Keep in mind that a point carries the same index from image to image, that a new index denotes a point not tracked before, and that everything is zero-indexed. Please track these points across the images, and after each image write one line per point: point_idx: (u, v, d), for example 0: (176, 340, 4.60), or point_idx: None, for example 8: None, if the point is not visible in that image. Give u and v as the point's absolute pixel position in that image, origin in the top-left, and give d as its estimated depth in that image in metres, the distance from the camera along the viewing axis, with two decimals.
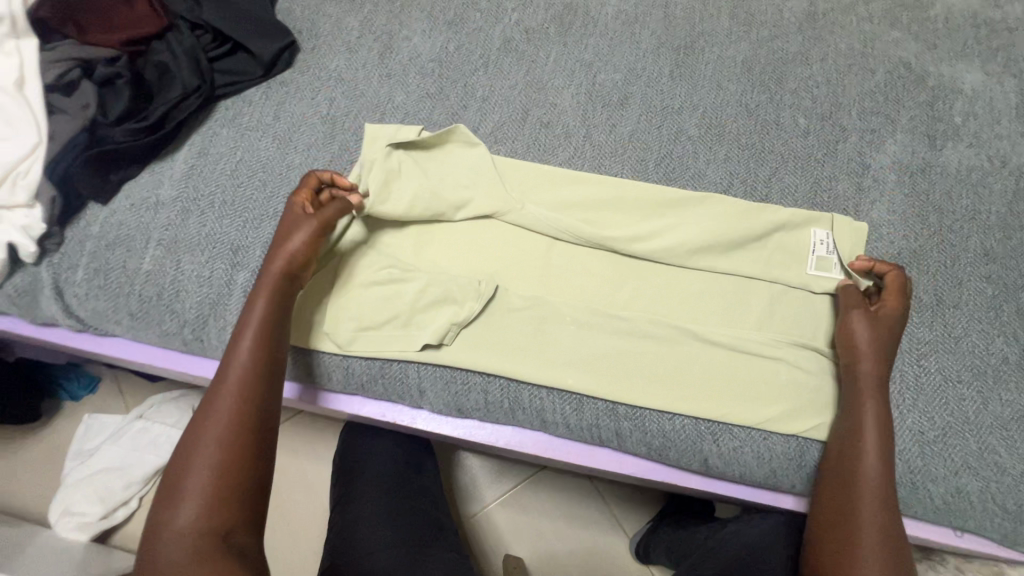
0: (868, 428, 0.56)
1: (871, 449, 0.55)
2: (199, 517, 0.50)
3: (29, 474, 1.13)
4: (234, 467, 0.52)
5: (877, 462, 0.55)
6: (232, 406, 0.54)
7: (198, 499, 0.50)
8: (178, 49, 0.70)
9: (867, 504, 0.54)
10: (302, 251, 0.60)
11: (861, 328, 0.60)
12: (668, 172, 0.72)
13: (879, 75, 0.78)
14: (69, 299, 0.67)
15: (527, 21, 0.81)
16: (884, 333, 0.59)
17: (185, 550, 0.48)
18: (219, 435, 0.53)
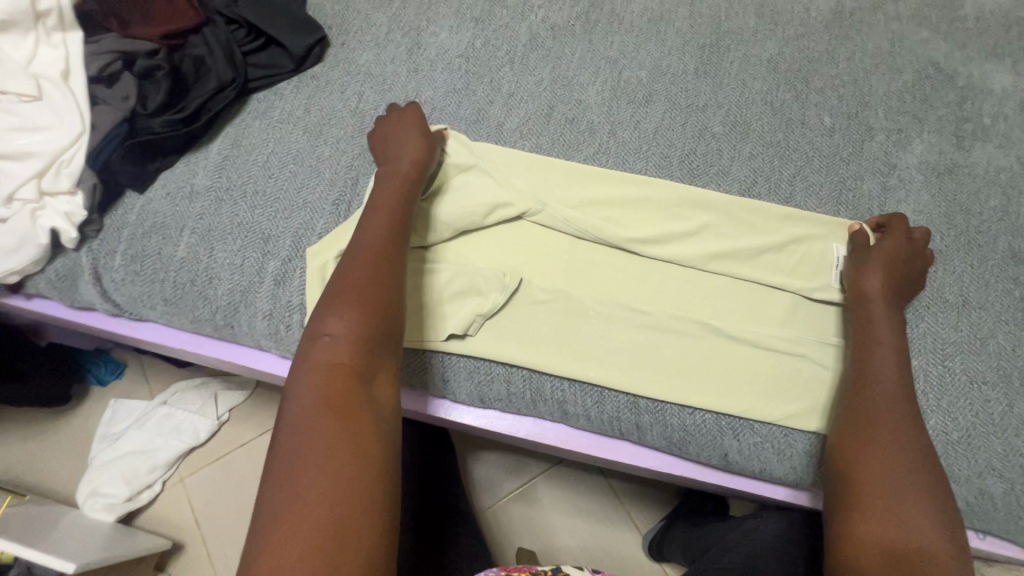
0: (885, 356, 0.57)
1: (891, 374, 0.56)
2: (344, 363, 0.50)
3: (57, 456, 1.17)
4: (374, 328, 0.53)
5: (898, 387, 0.55)
6: (374, 268, 0.56)
7: (344, 345, 0.51)
8: (212, 41, 0.72)
9: (894, 423, 0.53)
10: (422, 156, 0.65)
11: (876, 259, 0.62)
12: (692, 168, 0.72)
13: (907, 75, 0.78)
14: (106, 284, 0.69)
15: (553, 18, 0.82)
16: (892, 267, 0.61)
17: (327, 387, 0.48)
18: (360, 293, 0.54)
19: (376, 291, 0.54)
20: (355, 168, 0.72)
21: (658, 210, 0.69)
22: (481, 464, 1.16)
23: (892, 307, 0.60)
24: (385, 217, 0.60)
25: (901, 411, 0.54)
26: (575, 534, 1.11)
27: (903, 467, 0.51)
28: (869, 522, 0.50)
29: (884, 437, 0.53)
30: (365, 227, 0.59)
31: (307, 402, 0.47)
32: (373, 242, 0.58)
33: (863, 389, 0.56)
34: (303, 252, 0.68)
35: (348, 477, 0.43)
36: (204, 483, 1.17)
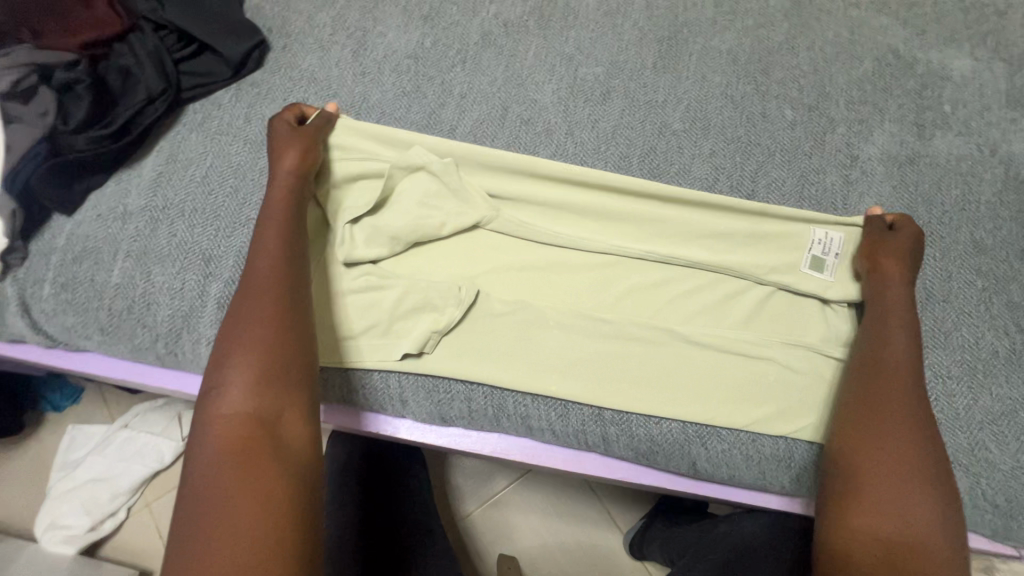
0: (899, 342, 0.56)
1: (909, 361, 0.55)
2: (248, 405, 0.49)
3: (13, 487, 1.12)
4: (275, 365, 0.51)
5: (907, 372, 0.55)
6: (272, 300, 0.54)
7: (244, 387, 0.50)
8: (141, 51, 0.67)
9: (899, 407, 0.53)
10: (298, 160, 0.61)
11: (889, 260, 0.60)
12: (653, 168, 0.70)
13: (867, 63, 0.76)
14: (36, 315, 0.65)
15: (505, 14, 0.78)
16: (907, 255, 0.60)
17: (231, 436, 0.48)
18: (258, 330, 0.52)
19: (277, 324, 0.53)
20: None
21: (619, 213, 0.66)
22: (458, 472, 1.14)
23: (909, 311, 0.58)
24: (280, 239, 0.57)
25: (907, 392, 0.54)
26: (558, 538, 1.09)
27: (898, 454, 0.51)
28: (862, 513, 0.50)
29: (888, 425, 0.53)
30: (261, 253, 0.56)
31: (211, 456, 0.47)
32: (271, 268, 0.55)
33: (876, 373, 0.55)
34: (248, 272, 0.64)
35: (250, 531, 0.44)
36: (172, 508, 1.12)
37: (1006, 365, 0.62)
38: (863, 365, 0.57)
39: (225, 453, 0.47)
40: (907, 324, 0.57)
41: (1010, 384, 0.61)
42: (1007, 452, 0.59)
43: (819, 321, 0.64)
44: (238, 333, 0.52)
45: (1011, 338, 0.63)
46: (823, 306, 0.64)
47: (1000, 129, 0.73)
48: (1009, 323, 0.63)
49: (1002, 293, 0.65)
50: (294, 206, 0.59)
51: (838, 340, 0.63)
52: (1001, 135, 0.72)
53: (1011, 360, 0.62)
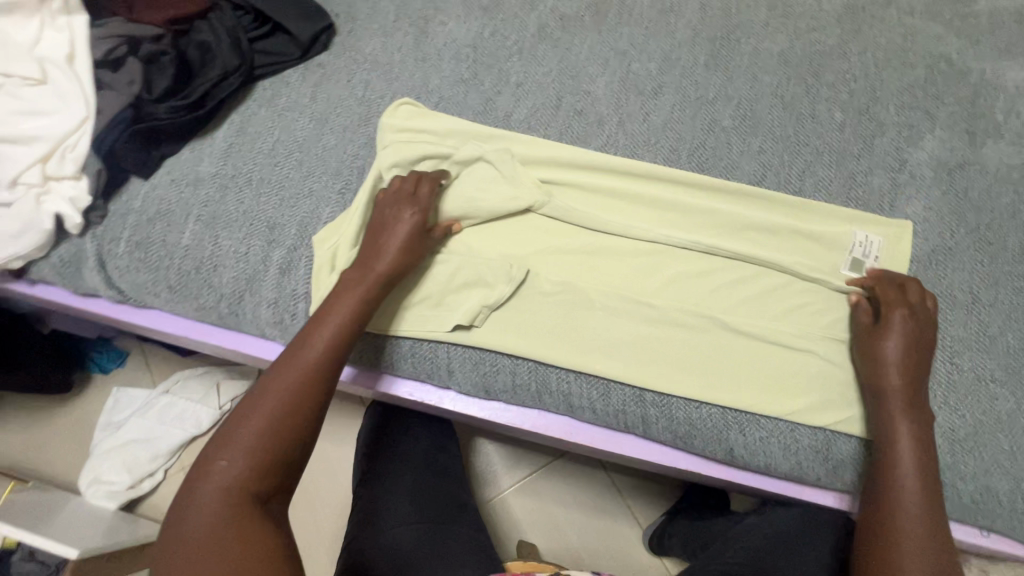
0: (901, 442, 0.55)
1: (912, 462, 0.54)
2: (245, 479, 0.51)
3: (59, 443, 1.17)
4: (280, 440, 0.53)
5: (921, 477, 0.54)
6: (299, 380, 0.55)
7: (246, 459, 0.51)
8: (220, 29, 0.71)
9: (909, 518, 0.52)
10: (399, 261, 0.61)
11: (898, 322, 0.59)
12: (701, 162, 0.72)
13: (919, 71, 0.77)
14: (110, 271, 0.69)
15: (561, 8, 0.81)
16: (912, 339, 0.58)
17: (225, 507, 0.49)
18: (277, 406, 0.54)
19: (297, 403, 0.55)
20: (362, 157, 0.72)
21: (667, 204, 0.68)
22: (483, 457, 1.16)
23: (917, 375, 0.57)
24: (339, 321, 0.59)
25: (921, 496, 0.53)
26: (578, 528, 1.11)
27: (923, 563, 0.50)
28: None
29: (903, 536, 0.52)
30: (307, 334, 0.58)
31: (203, 522, 0.48)
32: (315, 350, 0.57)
33: (886, 480, 0.55)
34: (309, 241, 0.68)
35: None
36: None
37: None
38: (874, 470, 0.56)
39: (215, 520, 0.48)
40: (908, 417, 0.56)
41: None
42: None
43: None
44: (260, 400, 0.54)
45: None
46: None
47: None
48: None
49: None
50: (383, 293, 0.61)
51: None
52: None
53: None
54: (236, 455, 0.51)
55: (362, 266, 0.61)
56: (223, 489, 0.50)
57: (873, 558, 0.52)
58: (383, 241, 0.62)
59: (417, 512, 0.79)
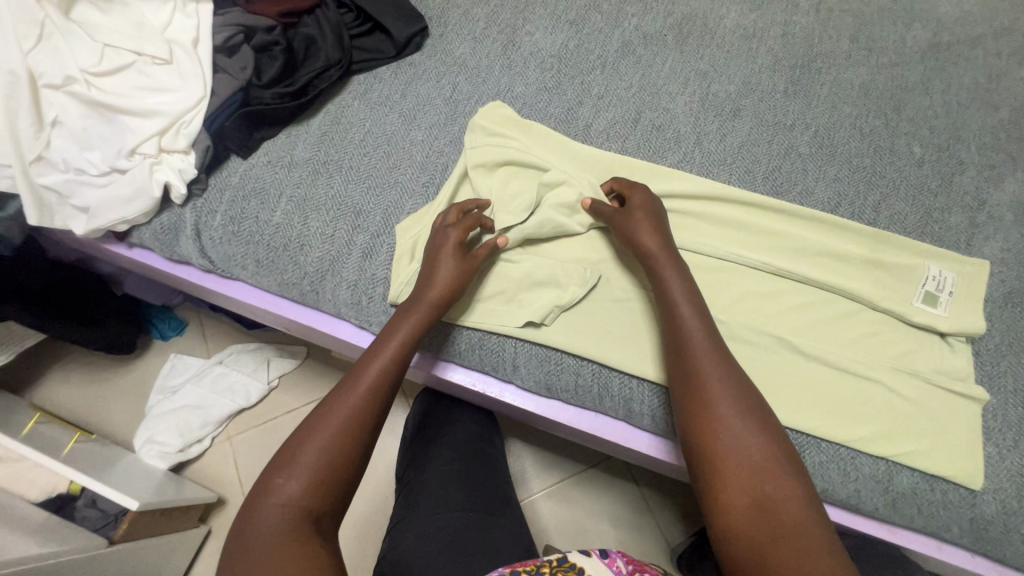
0: (686, 312, 0.59)
1: (703, 339, 0.57)
2: (304, 503, 0.51)
3: (117, 401, 1.23)
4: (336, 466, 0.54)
5: (709, 355, 0.56)
6: (358, 404, 0.57)
7: (305, 479, 0.52)
8: (325, 24, 0.76)
9: (713, 386, 0.55)
10: (456, 270, 0.63)
11: (640, 217, 0.64)
12: (776, 186, 0.73)
13: (1003, 113, 0.77)
14: (204, 241, 0.74)
15: (645, 27, 0.83)
16: (653, 219, 0.64)
17: (284, 530, 0.49)
18: (336, 433, 0.55)
19: (356, 429, 0.56)
20: (446, 154, 0.75)
21: (741, 225, 0.70)
22: (517, 458, 1.18)
23: (677, 265, 0.62)
24: (392, 351, 0.60)
25: (718, 367, 0.56)
26: (605, 539, 1.11)
27: (747, 421, 0.53)
28: (729, 478, 0.51)
29: (714, 398, 0.54)
30: (361, 365, 0.60)
31: (264, 543, 0.48)
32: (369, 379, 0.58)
33: (681, 352, 0.58)
34: (392, 229, 0.71)
35: None
36: (250, 444, 1.21)
37: None
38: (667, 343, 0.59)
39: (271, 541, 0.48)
40: (683, 288, 0.60)
41: None
42: None
43: (934, 354, 0.64)
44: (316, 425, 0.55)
45: None
46: (938, 340, 0.65)
47: None
48: None
49: None
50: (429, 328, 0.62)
51: (953, 375, 0.63)
52: None
53: None
54: (292, 479, 0.52)
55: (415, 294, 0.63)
56: (280, 513, 0.50)
57: (693, 417, 0.55)
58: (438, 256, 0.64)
59: (462, 501, 0.81)
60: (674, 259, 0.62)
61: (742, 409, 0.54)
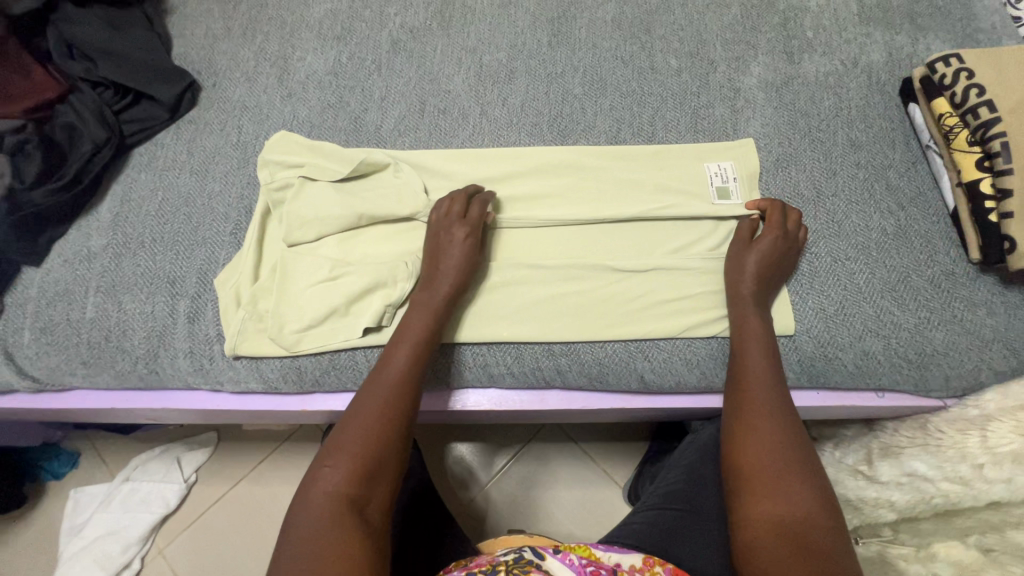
0: (756, 352, 0.61)
1: (765, 376, 0.59)
2: (343, 488, 0.50)
3: (25, 560, 1.13)
4: (371, 451, 0.53)
5: (768, 384, 0.58)
6: (395, 380, 0.58)
7: (349, 463, 0.52)
8: (82, 107, 0.74)
9: (763, 414, 0.56)
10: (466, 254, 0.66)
11: (751, 258, 0.65)
12: (562, 130, 0.78)
13: (735, 10, 0.86)
14: (20, 361, 0.70)
15: (410, 22, 0.87)
16: (765, 261, 0.65)
17: (327, 510, 0.49)
18: (380, 419, 0.55)
19: (394, 406, 0.56)
20: (247, 196, 0.75)
21: (537, 175, 0.74)
22: (458, 456, 1.18)
23: (760, 305, 0.64)
24: (416, 332, 0.62)
25: (773, 393, 0.58)
26: (561, 502, 1.14)
27: (788, 454, 0.53)
28: (759, 500, 0.51)
29: (765, 429, 0.55)
30: (391, 348, 0.61)
31: (304, 523, 0.48)
32: (395, 375, 0.59)
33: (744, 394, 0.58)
34: (211, 286, 0.70)
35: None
36: (185, 548, 1.15)
37: (894, 239, 0.69)
38: (732, 382, 0.61)
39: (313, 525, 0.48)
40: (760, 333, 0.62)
41: (901, 254, 0.69)
42: (908, 311, 0.66)
43: (727, 234, 0.71)
44: (361, 404, 0.56)
45: (896, 216, 0.71)
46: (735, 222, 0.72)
47: (858, 44, 0.82)
48: (893, 204, 0.71)
49: (882, 181, 0.73)
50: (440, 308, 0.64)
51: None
52: (860, 48, 0.82)
53: (898, 234, 0.70)
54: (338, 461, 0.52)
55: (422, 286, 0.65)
56: (329, 491, 0.50)
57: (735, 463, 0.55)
58: (438, 255, 0.66)
59: None
60: (762, 307, 0.64)
61: (795, 434, 0.55)
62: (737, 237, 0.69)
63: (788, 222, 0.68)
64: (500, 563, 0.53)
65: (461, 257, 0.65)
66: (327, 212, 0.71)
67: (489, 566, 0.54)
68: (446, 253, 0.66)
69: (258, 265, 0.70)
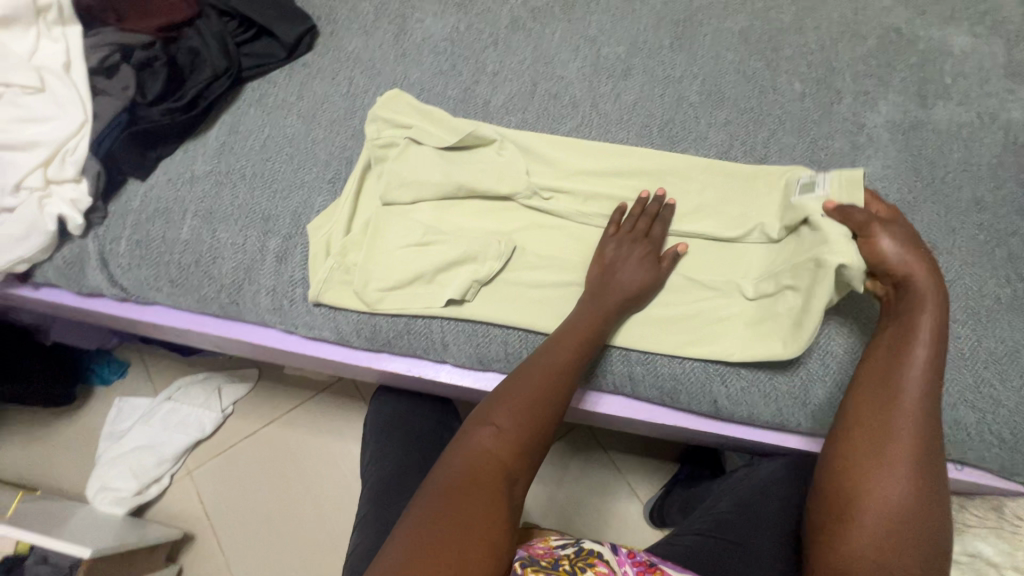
0: (920, 360, 0.53)
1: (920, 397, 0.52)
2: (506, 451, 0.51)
3: (65, 454, 1.18)
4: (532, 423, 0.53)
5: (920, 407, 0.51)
6: (561, 365, 0.57)
7: (507, 433, 0.52)
8: (207, 33, 0.74)
9: (904, 441, 0.50)
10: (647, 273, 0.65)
11: (888, 244, 0.57)
12: (671, 136, 0.76)
13: (871, 42, 0.82)
14: (112, 269, 0.72)
15: (532, 1, 0.85)
16: (904, 248, 0.56)
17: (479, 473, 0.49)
18: (536, 399, 0.54)
19: (551, 390, 0.56)
20: (349, 148, 0.75)
21: (640, 177, 0.73)
22: None
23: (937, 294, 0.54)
24: (587, 325, 0.61)
25: (924, 428, 0.51)
26: (581, 507, 1.13)
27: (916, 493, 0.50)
28: (861, 538, 0.50)
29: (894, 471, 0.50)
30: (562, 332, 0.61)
31: (454, 477, 0.49)
32: (561, 360, 0.58)
33: (891, 423, 0.52)
34: (304, 230, 0.71)
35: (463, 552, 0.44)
36: (212, 476, 1.19)
37: (1007, 310, 0.66)
38: (875, 388, 0.54)
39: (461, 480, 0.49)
40: (929, 343, 0.53)
41: (1012, 327, 0.65)
42: (1010, 388, 0.63)
43: None
44: (519, 379, 0.56)
45: (1012, 287, 0.67)
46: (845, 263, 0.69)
47: (999, 99, 0.77)
48: (1011, 273, 0.67)
49: (1004, 247, 0.69)
50: (613, 311, 0.63)
51: (827, 243, 0.59)
52: (1000, 104, 0.77)
53: (1012, 306, 0.66)
54: (490, 427, 0.53)
55: (594, 286, 0.65)
56: (483, 453, 0.51)
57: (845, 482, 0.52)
58: (614, 264, 0.66)
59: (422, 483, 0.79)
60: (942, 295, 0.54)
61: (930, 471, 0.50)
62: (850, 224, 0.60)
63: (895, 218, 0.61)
64: (562, 556, 0.53)
65: (636, 272, 0.65)
66: (426, 178, 0.70)
67: (551, 555, 0.54)
68: (624, 266, 0.65)
69: (352, 218, 0.71)
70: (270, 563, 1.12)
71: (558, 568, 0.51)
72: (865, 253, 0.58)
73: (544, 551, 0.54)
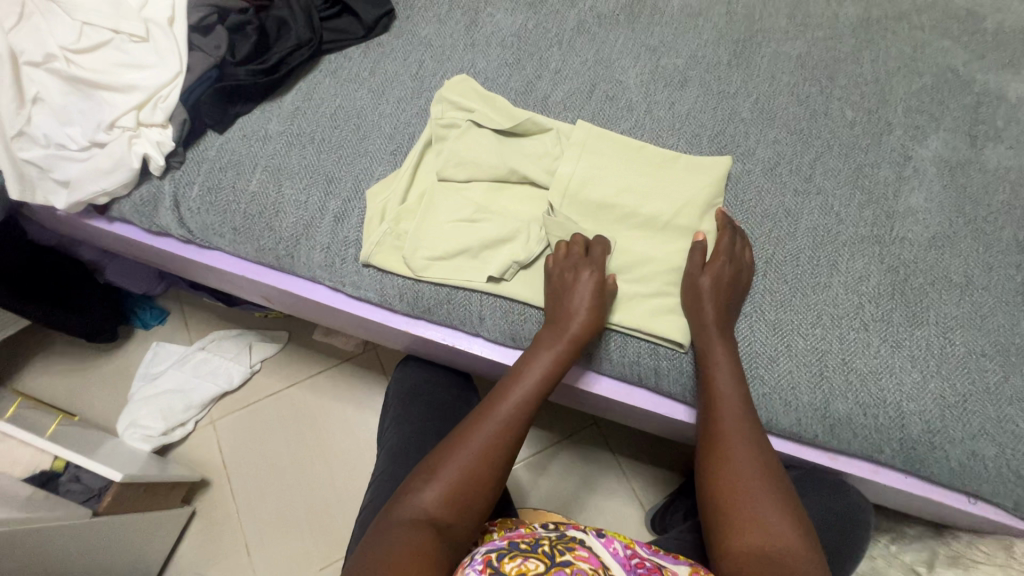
0: (724, 381, 0.64)
1: (734, 409, 0.63)
2: (440, 511, 0.55)
3: (100, 389, 1.25)
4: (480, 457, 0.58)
5: (735, 424, 0.62)
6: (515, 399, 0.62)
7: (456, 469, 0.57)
8: (296, 5, 0.81)
9: (742, 457, 0.60)
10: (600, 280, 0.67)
11: (707, 286, 0.66)
12: (720, 147, 0.78)
13: (926, 79, 0.83)
14: (182, 211, 0.77)
15: (599, 7, 0.89)
16: (720, 290, 0.66)
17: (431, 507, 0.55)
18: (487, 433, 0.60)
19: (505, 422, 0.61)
20: (412, 125, 0.80)
21: (693, 180, 0.74)
22: None
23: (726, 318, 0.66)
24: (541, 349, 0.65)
25: (741, 423, 0.62)
26: (583, 506, 1.14)
27: (768, 495, 0.58)
28: (737, 534, 0.56)
29: (738, 460, 0.60)
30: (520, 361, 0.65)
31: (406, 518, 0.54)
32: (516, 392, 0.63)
33: (714, 421, 0.63)
34: (362, 195, 0.75)
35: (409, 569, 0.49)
36: (234, 427, 1.23)
37: None
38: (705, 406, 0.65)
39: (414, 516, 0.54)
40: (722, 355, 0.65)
41: None
42: None
43: (865, 293, 0.69)
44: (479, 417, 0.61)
45: None
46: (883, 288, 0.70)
47: None
48: None
49: None
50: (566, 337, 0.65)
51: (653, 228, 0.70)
52: None
53: None
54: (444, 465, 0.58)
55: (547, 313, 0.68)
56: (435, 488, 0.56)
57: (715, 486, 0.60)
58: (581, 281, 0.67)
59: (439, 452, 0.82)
60: (725, 318, 0.66)
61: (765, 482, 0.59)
62: (691, 260, 0.69)
63: (736, 248, 0.69)
64: (543, 538, 0.54)
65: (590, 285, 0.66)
66: (482, 160, 0.74)
67: (530, 538, 0.55)
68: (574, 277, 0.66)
69: (408, 191, 0.75)
70: (278, 519, 1.16)
71: (537, 551, 0.52)
72: (690, 297, 0.67)
73: (522, 535, 0.55)
